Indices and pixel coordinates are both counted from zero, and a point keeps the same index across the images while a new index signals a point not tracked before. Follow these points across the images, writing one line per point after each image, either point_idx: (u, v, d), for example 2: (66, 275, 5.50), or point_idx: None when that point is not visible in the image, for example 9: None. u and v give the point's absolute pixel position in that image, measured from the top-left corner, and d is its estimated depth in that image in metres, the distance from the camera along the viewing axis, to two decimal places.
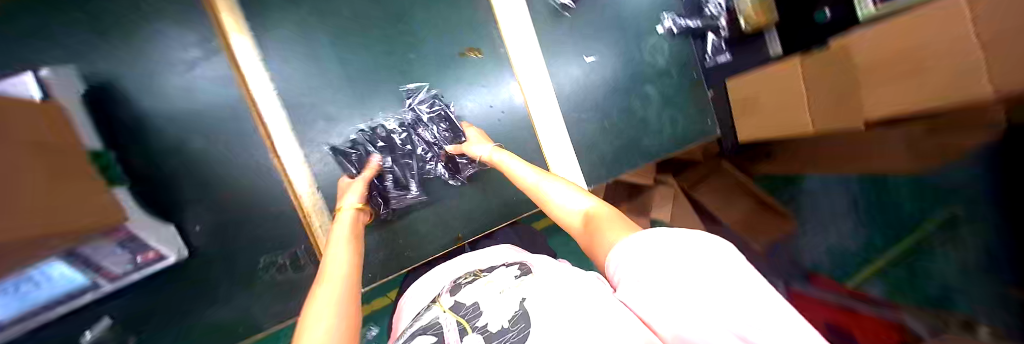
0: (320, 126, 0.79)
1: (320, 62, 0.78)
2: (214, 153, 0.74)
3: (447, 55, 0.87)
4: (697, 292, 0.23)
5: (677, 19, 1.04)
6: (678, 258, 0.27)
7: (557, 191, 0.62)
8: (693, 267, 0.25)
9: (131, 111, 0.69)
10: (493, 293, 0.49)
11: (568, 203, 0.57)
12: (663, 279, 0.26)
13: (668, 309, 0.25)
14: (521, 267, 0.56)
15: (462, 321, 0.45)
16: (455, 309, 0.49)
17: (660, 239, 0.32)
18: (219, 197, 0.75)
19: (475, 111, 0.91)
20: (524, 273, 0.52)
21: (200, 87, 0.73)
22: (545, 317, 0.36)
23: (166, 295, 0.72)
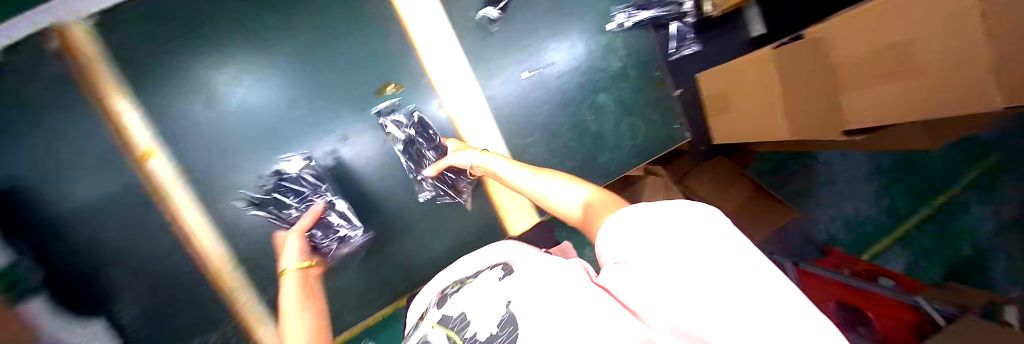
0: (230, 196, 0.75)
1: (225, 127, 0.73)
2: (134, 240, 0.72)
3: (361, 96, 0.78)
4: (695, 272, 0.20)
5: (633, 11, 0.89)
6: (669, 230, 0.24)
7: (546, 185, 0.54)
8: (686, 244, 0.22)
9: (41, 210, 0.68)
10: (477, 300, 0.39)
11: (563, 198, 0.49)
12: (655, 253, 0.23)
13: (658, 294, 0.21)
14: (506, 265, 0.45)
15: (452, 334, 0.37)
16: (444, 322, 0.40)
17: (650, 208, 0.28)
18: (143, 281, 0.73)
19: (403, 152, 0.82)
20: (508, 272, 0.41)
21: (101, 173, 0.69)
22: (532, 312, 0.28)
23: None
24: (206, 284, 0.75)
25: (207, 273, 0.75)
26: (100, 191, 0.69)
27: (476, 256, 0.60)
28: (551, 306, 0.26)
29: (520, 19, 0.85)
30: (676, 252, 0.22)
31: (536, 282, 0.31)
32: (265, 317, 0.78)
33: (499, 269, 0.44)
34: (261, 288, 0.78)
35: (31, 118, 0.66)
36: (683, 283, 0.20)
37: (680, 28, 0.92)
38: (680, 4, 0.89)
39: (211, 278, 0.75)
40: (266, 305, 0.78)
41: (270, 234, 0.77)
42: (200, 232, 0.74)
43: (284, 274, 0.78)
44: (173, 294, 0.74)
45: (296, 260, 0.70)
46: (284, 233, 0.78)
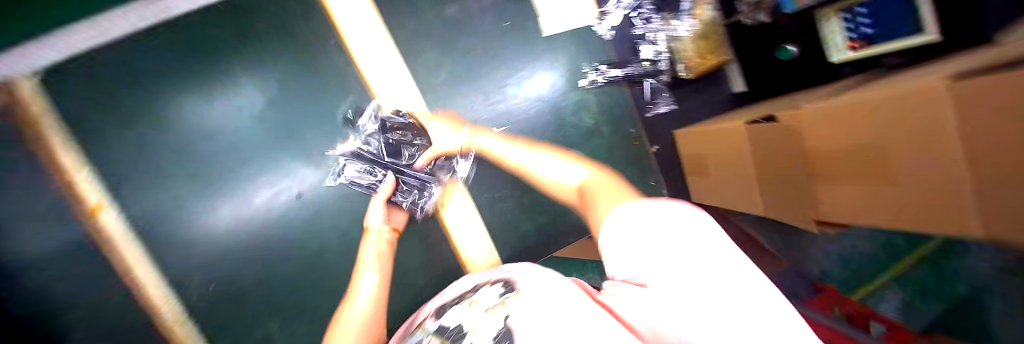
0: (178, 252, 0.73)
1: (175, 181, 0.72)
2: (83, 295, 0.70)
3: (318, 152, 0.77)
4: (684, 271, 0.24)
5: (604, 69, 0.85)
6: (664, 235, 0.27)
7: (545, 161, 0.62)
8: (684, 253, 0.25)
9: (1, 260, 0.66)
10: (473, 314, 0.37)
11: (560, 175, 0.58)
12: (650, 261, 0.26)
13: (651, 310, 0.25)
14: (508, 282, 0.42)
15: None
16: (440, 331, 0.39)
17: (645, 211, 0.31)
18: (93, 330, 0.71)
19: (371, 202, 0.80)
20: (510, 289, 0.38)
21: (49, 224, 0.67)
22: (527, 327, 0.28)
23: None
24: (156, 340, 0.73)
25: (159, 330, 0.73)
26: (47, 247, 0.67)
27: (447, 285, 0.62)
28: (551, 324, 0.27)
29: (486, 72, 0.83)
30: (674, 255, 0.25)
31: (533, 300, 0.32)
32: None
33: (500, 285, 0.42)
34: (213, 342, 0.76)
35: None
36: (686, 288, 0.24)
37: (654, 84, 0.88)
38: (655, 63, 0.86)
39: (159, 333, 0.73)
40: None
41: (221, 289, 0.75)
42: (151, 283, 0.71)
43: (234, 329, 0.76)
44: None
45: (379, 221, 0.71)
46: (239, 287, 0.76)
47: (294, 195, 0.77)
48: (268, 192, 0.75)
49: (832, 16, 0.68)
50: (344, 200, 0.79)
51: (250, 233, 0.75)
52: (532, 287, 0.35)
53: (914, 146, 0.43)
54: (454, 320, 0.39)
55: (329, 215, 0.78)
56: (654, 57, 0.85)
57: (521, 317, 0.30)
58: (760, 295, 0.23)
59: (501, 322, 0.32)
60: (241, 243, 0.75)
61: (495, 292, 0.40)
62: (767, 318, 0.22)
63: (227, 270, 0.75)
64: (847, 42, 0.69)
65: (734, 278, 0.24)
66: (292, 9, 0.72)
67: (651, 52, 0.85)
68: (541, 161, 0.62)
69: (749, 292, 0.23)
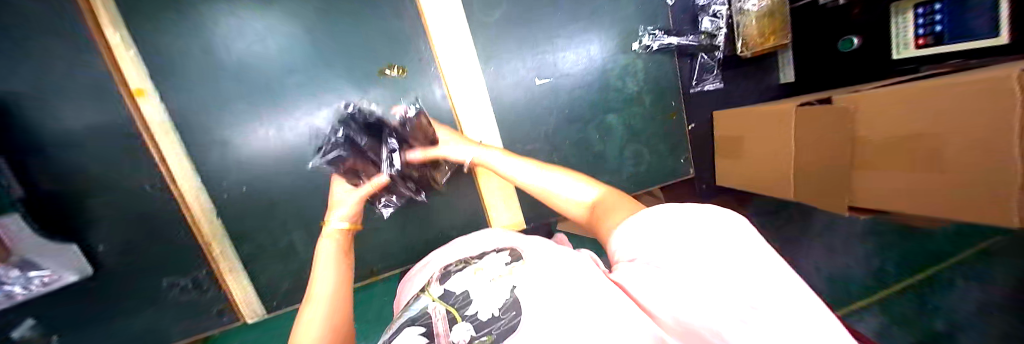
0: (215, 152, 0.71)
1: (216, 79, 0.69)
2: (109, 177, 0.68)
3: (362, 73, 0.74)
4: (709, 264, 0.27)
5: (661, 35, 0.84)
6: (695, 236, 0.30)
7: (556, 183, 0.58)
8: (716, 253, 0.28)
9: (24, 129, 0.62)
10: (482, 282, 0.43)
11: (573, 193, 0.55)
12: (675, 254, 0.29)
13: (670, 294, 0.26)
14: (513, 251, 0.50)
15: (452, 309, 0.40)
16: (444, 298, 0.44)
17: (672, 214, 0.34)
18: (120, 216, 0.70)
19: None
20: (517, 259, 0.46)
21: (83, 99, 0.64)
22: (539, 305, 0.31)
23: (71, 308, 0.71)
24: (181, 235, 0.73)
25: (185, 225, 0.73)
26: (76, 122, 0.64)
27: (464, 245, 0.67)
28: (559, 299, 0.30)
29: (541, 17, 0.80)
30: (695, 250, 0.29)
31: (544, 273, 0.36)
32: (240, 276, 0.78)
33: (505, 254, 0.50)
34: (236, 244, 0.76)
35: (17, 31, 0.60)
36: (707, 277, 0.26)
37: (704, 60, 0.89)
38: (713, 37, 0.85)
39: (186, 227, 0.73)
40: (240, 262, 0.77)
41: (250, 195, 0.75)
42: (181, 177, 0.70)
43: (256, 236, 0.77)
44: (150, 239, 0.72)
45: (340, 218, 0.65)
46: (269, 197, 0.75)
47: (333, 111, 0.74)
48: (308, 103, 0.73)
49: (907, 11, 0.65)
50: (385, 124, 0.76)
51: (286, 143, 0.74)
52: (538, 260, 0.41)
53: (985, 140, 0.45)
54: (461, 287, 0.45)
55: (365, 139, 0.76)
56: (713, 31, 0.85)
57: (528, 290, 0.35)
58: (778, 284, 0.26)
59: (508, 292, 0.37)
60: (276, 152, 0.74)
61: (502, 260, 0.47)
62: (785, 300, 0.24)
63: (260, 178, 0.74)
64: (913, 38, 0.66)
65: (766, 279, 0.26)
66: None
67: (712, 23, 0.85)
68: (551, 183, 0.58)
69: (776, 293, 0.25)
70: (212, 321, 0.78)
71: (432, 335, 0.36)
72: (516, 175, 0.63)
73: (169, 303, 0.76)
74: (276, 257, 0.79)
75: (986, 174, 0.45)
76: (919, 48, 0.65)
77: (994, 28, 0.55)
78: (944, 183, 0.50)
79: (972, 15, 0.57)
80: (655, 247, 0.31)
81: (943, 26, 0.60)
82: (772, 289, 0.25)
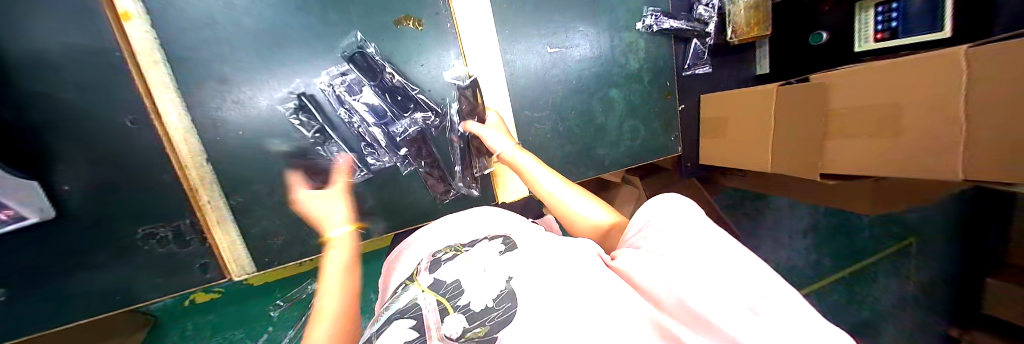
0: (212, 89, 0.66)
1: (218, 6, 0.64)
2: (83, 108, 0.61)
3: (377, 22, 0.73)
4: (703, 260, 0.23)
5: (662, 17, 0.92)
6: (688, 238, 0.26)
7: (570, 199, 0.53)
8: (708, 258, 0.23)
9: None
10: (474, 270, 0.38)
11: (586, 213, 0.50)
12: (676, 246, 0.26)
13: (667, 272, 0.24)
14: (507, 239, 0.43)
15: (442, 300, 0.37)
16: (436, 287, 0.40)
17: (676, 218, 0.30)
18: (89, 154, 0.63)
19: (425, 85, 0.78)
20: (512, 248, 0.40)
21: (57, 19, 0.58)
22: (536, 298, 0.28)
23: (30, 254, 0.64)
24: (165, 178, 0.68)
25: (173, 166, 0.67)
26: (48, 43, 0.58)
27: (439, 230, 0.53)
28: (559, 289, 0.28)
29: None
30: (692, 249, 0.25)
31: (537, 258, 0.34)
32: (230, 228, 0.73)
33: (499, 241, 0.42)
34: (226, 195, 0.71)
35: None
36: (704, 271, 0.22)
37: (698, 46, 0.97)
38: (705, 24, 0.95)
39: (174, 168, 0.68)
40: (230, 213, 0.72)
41: (247, 141, 0.70)
42: (168, 111, 0.64)
43: (251, 186, 0.72)
44: (127, 182, 0.66)
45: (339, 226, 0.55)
46: (269, 143, 0.71)
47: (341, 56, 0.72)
48: (317, 46, 0.70)
49: (869, 9, 0.76)
50: (399, 74, 0.75)
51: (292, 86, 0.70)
52: (535, 246, 0.37)
53: (935, 105, 0.58)
54: (451, 275, 0.40)
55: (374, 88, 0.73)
56: (706, 19, 0.94)
57: (526, 279, 0.32)
58: (759, 279, 0.21)
59: (504, 283, 0.33)
60: (280, 95, 0.70)
61: (495, 249, 0.41)
62: (793, 314, 0.18)
63: (257, 123, 0.70)
64: (873, 33, 0.77)
65: (747, 273, 0.22)
66: None
67: (707, 10, 0.93)
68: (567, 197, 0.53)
69: (764, 287, 0.20)
70: (195, 277, 0.73)
71: (422, 326, 0.34)
72: (541, 181, 0.59)
73: (144, 255, 0.70)
74: (271, 211, 0.75)
75: (937, 134, 0.58)
76: (878, 41, 0.76)
77: (937, 26, 0.67)
78: (909, 146, 0.62)
79: (924, 10, 0.68)
80: (660, 239, 0.29)
81: (898, 22, 0.72)
82: (785, 299, 0.19)
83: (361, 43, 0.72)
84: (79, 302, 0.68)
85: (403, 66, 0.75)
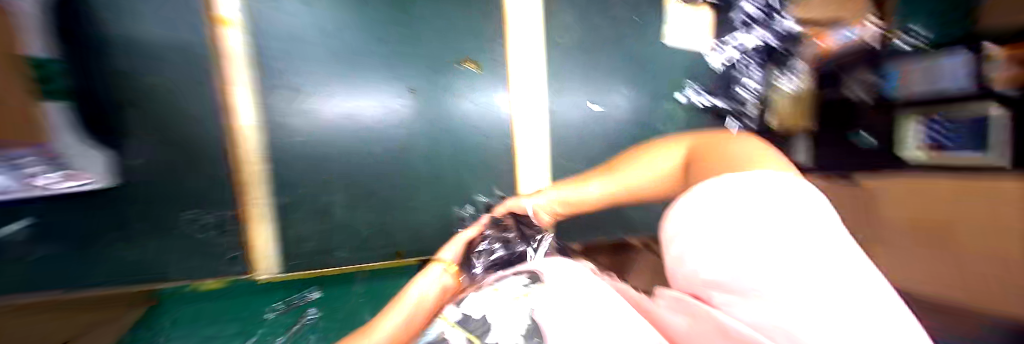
0: (284, 95, 0.73)
1: (308, 29, 0.73)
2: (173, 95, 0.69)
3: (440, 61, 0.80)
4: (791, 278, 0.20)
5: (701, 92, 0.98)
6: (755, 219, 0.23)
7: (636, 173, 0.44)
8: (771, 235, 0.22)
9: (114, 35, 0.66)
10: (500, 306, 0.32)
11: (655, 166, 0.43)
12: (743, 263, 0.22)
13: (749, 268, 0.22)
14: (533, 273, 0.39)
15: (472, 337, 0.29)
16: (464, 323, 0.32)
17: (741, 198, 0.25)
18: (163, 136, 0.69)
19: (470, 113, 0.83)
20: (537, 281, 0.36)
21: (172, 22, 0.68)
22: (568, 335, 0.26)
23: (81, 219, 0.68)
24: (219, 168, 0.72)
25: (229, 161, 0.72)
26: (159, 38, 0.67)
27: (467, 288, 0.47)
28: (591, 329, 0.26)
29: (607, 53, 0.90)
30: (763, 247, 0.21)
31: (563, 298, 0.31)
32: (266, 225, 0.76)
33: (523, 276, 0.39)
34: (270, 192, 0.75)
35: None
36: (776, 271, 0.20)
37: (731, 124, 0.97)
38: (744, 105, 0.97)
39: (230, 162, 0.72)
40: (270, 211, 0.76)
41: (302, 146, 0.75)
42: (244, 112, 0.72)
43: (295, 188, 0.76)
44: (185, 166, 0.71)
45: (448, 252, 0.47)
46: (322, 150, 0.76)
47: (412, 85, 0.79)
48: (385, 75, 0.77)
49: (913, 119, 0.74)
50: (453, 100, 0.81)
51: (354, 104, 0.76)
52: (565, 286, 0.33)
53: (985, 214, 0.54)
54: (478, 311, 0.33)
55: (447, 105, 0.81)
56: (746, 101, 0.98)
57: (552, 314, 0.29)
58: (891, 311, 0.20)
59: (529, 319, 0.29)
60: (346, 111, 0.76)
61: (518, 283, 0.37)
62: (889, 326, 0.19)
63: (313, 132, 0.75)
64: (920, 146, 0.72)
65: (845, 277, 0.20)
66: None
67: (748, 93, 0.97)
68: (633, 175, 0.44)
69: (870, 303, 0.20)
70: (219, 266, 0.75)
71: None
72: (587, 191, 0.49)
73: (182, 237, 0.73)
74: (306, 214, 0.78)
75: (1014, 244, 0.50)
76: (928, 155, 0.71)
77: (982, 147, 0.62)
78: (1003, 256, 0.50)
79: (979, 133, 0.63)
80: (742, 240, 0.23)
81: (951, 140, 0.67)
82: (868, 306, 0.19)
83: (425, 77, 0.79)
84: (108, 272, 0.71)
85: (453, 103, 0.81)
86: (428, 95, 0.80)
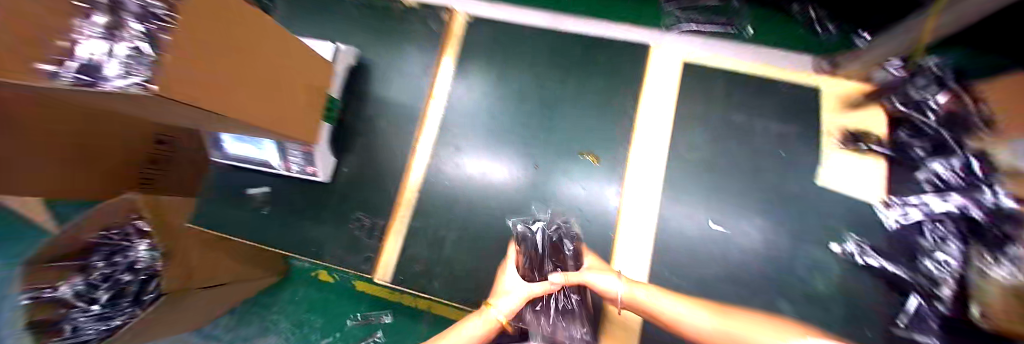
0: (450, 149, 1.00)
1: (481, 110, 1.02)
2: (386, 134, 1.03)
3: (566, 149, 0.95)
4: None
5: (871, 252, 0.78)
6: None
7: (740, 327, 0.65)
8: None
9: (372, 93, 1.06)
10: None
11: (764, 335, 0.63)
12: None
13: None
14: None
15: None
16: None
17: None
18: (368, 158, 1.01)
19: (580, 197, 0.90)
20: None
21: (405, 92, 1.06)
22: None
23: (302, 198, 1.00)
24: (388, 188, 0.99)
25: (398, 184, 0.99)
26: (393, 100, 1.05)
27: None
28: None
29: (736, 175, 0.87)
30: None
31: None
32: (397, 239, 0.95)
33: None
34: (411, 215, 0.96)
35: (408, 54, 1.09)
36: None
37: (922, 305, 0.72)
38: (937, 285, 0.72)
39: (398, 186, 0.98)
40: (404, 229, 0.96)
41: (447, 187, 0.97)
42: (421, 155, 1.01)
43: (428, 217, 0.95)
44: (370, 180, 1.00)
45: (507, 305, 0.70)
46: (458, 194, 0.96)
47: (539, 162, 0.95)
48: (521, 151, 0.97)
49: None
50: (568, 183, 0.92)
51: (493, 167, 0.97)
52: None
53: None
54: None
55: (561, 186, 0.92)
56: (938, 278, 0.72)
57: None
58: None
59: None
60: (486, 171, 0.97)
61: None
62: None
63: (460, 180, 0.97)
64: None
65: None
66: (621, 64, 0.98)
67: (941, 268, 0.72)
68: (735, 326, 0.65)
69: None
70: (351, 260, 0.94)
71: None
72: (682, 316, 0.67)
73: (342, 229, 0.97)
74: (426, 240, 0.94)
75: None
76: None
77: None
78: None
79: None
80: None
81: None
82: None
83: (550, 159, 0.95)
84: (291, 238, 0.97)
85: (567, 185, 0.92)
86: (548, 173, 0.94)
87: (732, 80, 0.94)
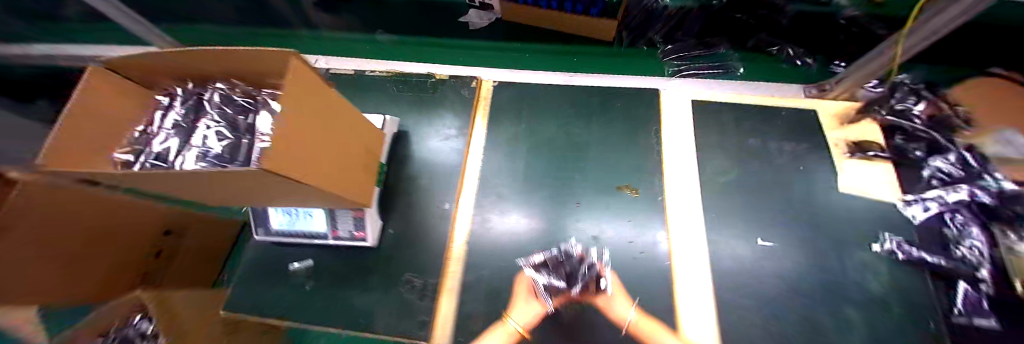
0: (491, 199, 1.05)
1: (518, 159, 1.10)
2: (428, 192, 1.07)
3: (604, 186, 1.01)
4: None
5: (910, 247, 0.83)
6: None
7: None
8: None
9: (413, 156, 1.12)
10: None
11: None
12: None
13: None
14: None
15: None
16: None
17: None
18: (412, 217, 1.03)
19: (627, 228, 0.93)
20: None
21: (444, 151, 1.13)
22: None
23: (343, 266, 0.97)
24: (435, 244, 0.98)
25: (444, 239, 0.99)
26: (433, 160, 1.12)
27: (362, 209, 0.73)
28: None
29: (767, 193, 0.94)
30: None
31: None
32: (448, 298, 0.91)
33: None
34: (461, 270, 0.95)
35: (444, 119, 1.20)
36: None
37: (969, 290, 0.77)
38: (974, 267, 0.80)
39: (444, 240, 0.99)
40: (456, 285, 0.93)
41: (494, 235, 0.99)
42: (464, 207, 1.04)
43: (478, 270, 0.94)
44: (415, 239, 1.00)
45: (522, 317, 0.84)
46: (506, 242, 0.97)
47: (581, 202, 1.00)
48: (562, 193, 1.02)
49: None
50: (614, 217, 0.96)
51: (537, 210, 1.01)
52: None
53: None
54: None
55: (607, 221, 0.96)
56: (973, 261, 0.80)
57: None
58: None
59: None
60: (530, 214, 1.00)
61: None
62: None
63: (506, 226, 1.00)
64: None
65: None
66: (637, 108, 1.12)
67: (969, 252, 0.82)
68: None
69: None
70: (398, 327, 0.87)
71: None
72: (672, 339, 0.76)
73: (386, 294, 0.92)
74: (479, 295, 0.91)
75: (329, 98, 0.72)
76: None
77: None
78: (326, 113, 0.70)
79: None
80: None
81: None
82: None
83: (591, 197, 1.00)
84: (331, 311, 0.90)
85: (612, 219, 0.95)
86: (592, 210, 0.98)
87: (736, 113, 1.08)
